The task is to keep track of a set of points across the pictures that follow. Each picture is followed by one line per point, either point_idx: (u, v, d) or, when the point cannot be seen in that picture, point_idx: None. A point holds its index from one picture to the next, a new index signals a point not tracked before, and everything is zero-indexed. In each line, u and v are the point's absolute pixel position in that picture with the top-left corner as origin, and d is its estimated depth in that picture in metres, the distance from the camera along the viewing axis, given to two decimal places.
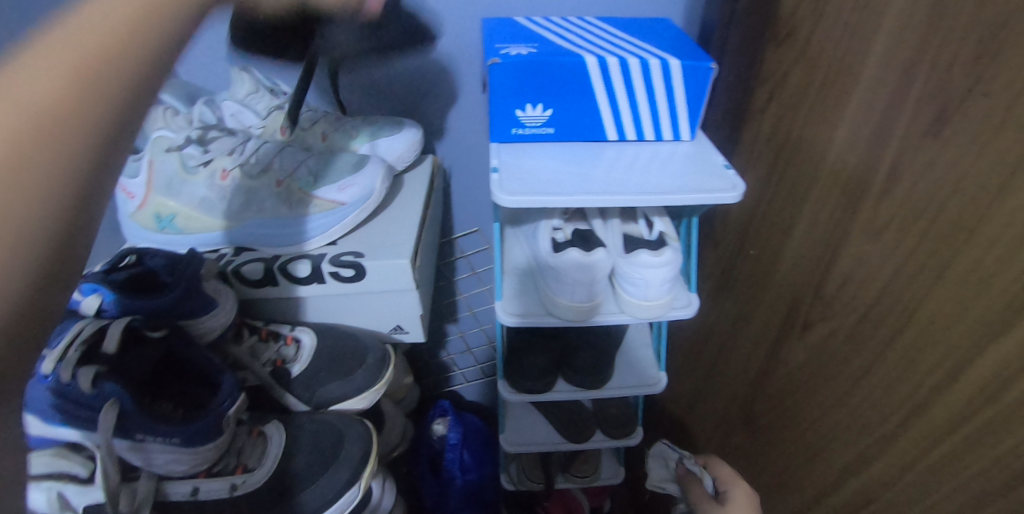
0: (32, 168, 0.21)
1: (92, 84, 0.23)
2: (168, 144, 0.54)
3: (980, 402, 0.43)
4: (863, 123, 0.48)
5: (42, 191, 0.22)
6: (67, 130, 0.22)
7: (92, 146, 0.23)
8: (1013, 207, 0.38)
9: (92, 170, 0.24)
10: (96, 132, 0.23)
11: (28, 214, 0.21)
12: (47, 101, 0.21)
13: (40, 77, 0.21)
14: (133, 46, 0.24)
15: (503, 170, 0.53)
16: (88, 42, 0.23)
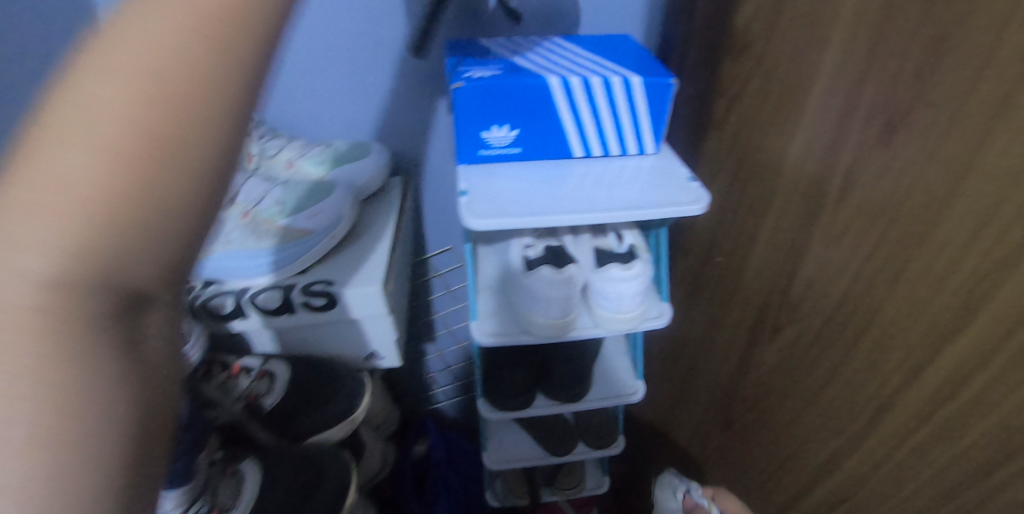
0: (139, 197, 0.19)
1: (188, 79, 0.20)
2: None
3: (942, 399, 0.44)
4: (817, 132, 0.50)
5: (150, 218, 0.20)
6: (180, 149, 0.20)
7: (202, 161, 0.21)
8: (962, 211, 0.40)
9: (205, 191, 0.21)
10: (210, 146, 0.21)
11: (131, 243, 0.19)
12: (153, 122, 0.20)
13: (120, 95, 0.20)
14: (235, 49, 0.21)
15: (472, 193, 0.53)
16: (173, 33, 0.20)
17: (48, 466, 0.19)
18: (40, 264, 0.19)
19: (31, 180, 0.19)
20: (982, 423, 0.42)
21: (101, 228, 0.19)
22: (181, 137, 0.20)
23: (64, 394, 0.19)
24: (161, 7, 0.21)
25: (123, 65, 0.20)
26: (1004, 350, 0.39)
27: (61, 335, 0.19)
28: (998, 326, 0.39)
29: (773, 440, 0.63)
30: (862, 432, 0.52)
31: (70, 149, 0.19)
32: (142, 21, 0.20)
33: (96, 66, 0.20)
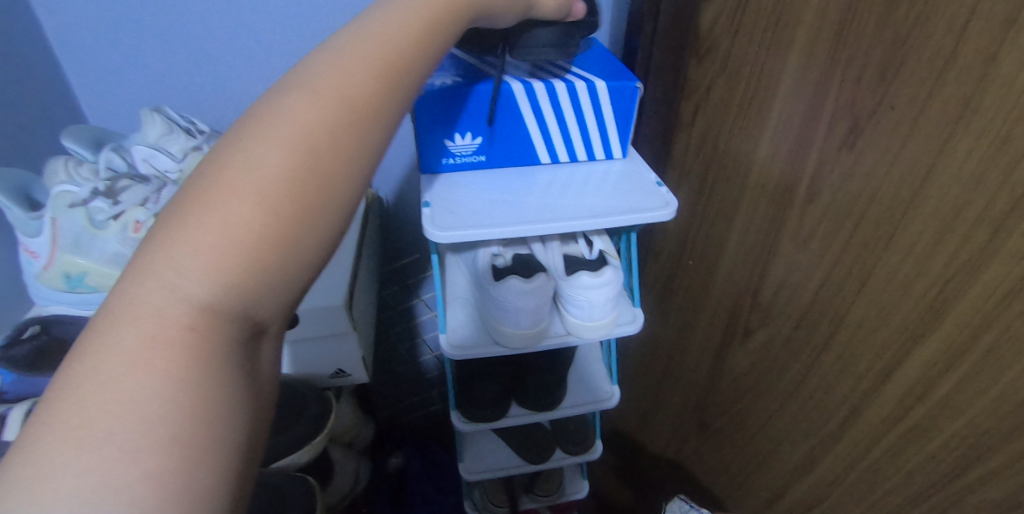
0: (278, 254, 0.23)
1: (332, 150, 0.25)
2: (71, 199, 0.51)
3: (910, 403, 0.44)
4: (784, 135, 0.49)
5: (284, 272, 0.24)
6: (312, 213, 0.25)
7: (329, 225, 0.25)
8: (926, 215, 0.40)
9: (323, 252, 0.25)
10: (336, 214, 0.25)
11: (265, 293, 0.23)
12: (298, 189, 0.24)
13: (276, 166, 0.24)
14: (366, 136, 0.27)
15: (434, 204, 0.51)
16: (323, 111, 0.25)
17: (173, 460, 0.19)
18: (199, 288, 0.22)
19: (204, 220, 0.22)
20: (951, 425, 0.42)
21: (249, 262, 0.23)
22: (322, 194, 0.25)
23: (195, 400, 0.21)
24: (313, 100, 0.26)
25: (284, 133, 0.25)
26: (971, 352, 0.39)
27: (205, 353, 0.21)
28: (964, 329, 0.39)
29: (749, 442, 0.63)
30: (833, 435, 0.52)
31: (238, 197, 0.23)
32: (297, 108, 0.25)
33: (261, 132, 0.25)
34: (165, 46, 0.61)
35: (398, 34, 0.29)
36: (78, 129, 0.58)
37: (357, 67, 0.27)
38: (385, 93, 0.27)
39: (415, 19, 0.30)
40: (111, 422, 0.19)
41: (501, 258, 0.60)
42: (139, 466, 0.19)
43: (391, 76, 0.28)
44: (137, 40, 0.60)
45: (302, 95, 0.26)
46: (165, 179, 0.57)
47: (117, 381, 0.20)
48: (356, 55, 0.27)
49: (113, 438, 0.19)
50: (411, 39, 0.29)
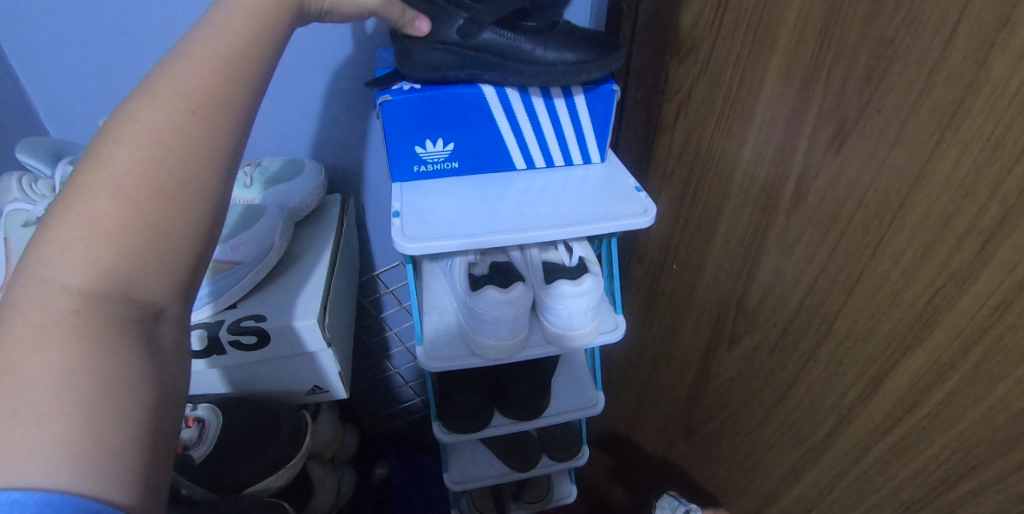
0: (141, 235, 0.25)
1: (180, 141, 0.28)
2: (26, 218, 0.50)
3: (900, 414, 0.43)
4: (767, 139, 0.48)
5: (156, 253, 0.26)
6: (173, 194, 0.27)
7: (191, 205, 0.27)
8: (914, 222, 0.38)
9: (194, 233, 0.27)
10: (197, 194, 0.28)
11: (143, 274, 0.25)
12: (151, 176, 0.26)
13: (127, 160, 0.26)
14: (211, 125, 0.29)
15: (405, 214, 0.49)
16: (164, 107, 0.28)
17: (81, 422, 0.21)
18: (73, 282, 0.23)
19: (61, 221, 0.24)
20: (942, 437, 0.40)
21: (120, 250, 0.24)
22: (181, 180, 0.27)
23: (95, 373, 0.22)
24: (156, 101, 0.28)
25: (132, 133, 0.27)
26: (961, 364, 0.38)
27: (87, 331, 0.23)
28: (954, 339, 0.38)
29: (735, 449, 0.62)
30: (820, 446, 0.50)
31: (97, 194, 0.25)
32: (141, 109, 0.28)
33: (112, 136, 0.27)
34: (126, 52, 0.59)
35: (226, 37, 0.32)
36: (35, 141, 0.55)
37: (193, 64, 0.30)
38: (225, 86, 0.30)
39: (243, 18, 0.33)
40: (18, 395, 0.20)
41: (479, 266, 0.58)
42: (46, 432, 0.20)
43: (226, 70, 0.31)
44: (96, 46, 0.58)
45: (140, 99, 0.28)
46: None
47: (9, 365, 0.21)
48: (191, 55, 0.30)
49: (23, 405, 0.20)
50: (244, 32, 0.32)
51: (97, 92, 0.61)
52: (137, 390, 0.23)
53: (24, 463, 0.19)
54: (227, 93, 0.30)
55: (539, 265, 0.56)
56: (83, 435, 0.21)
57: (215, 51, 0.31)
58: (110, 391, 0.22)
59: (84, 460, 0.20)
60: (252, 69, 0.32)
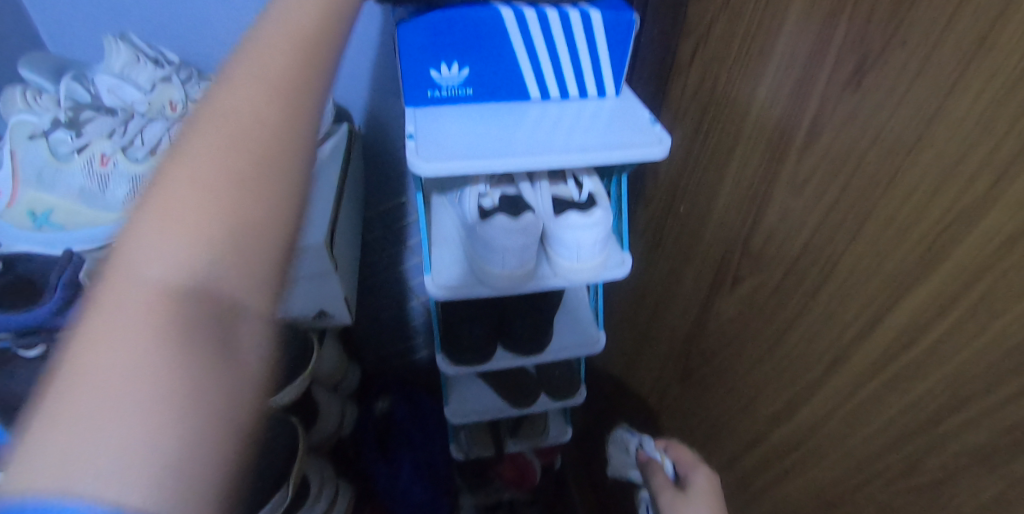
0: (216, 224, 0.24)
1: (262, 122, 0.27)
2: (31, 130, 0.49)
3: (898, 348, 0.43)
4: (785, 78, 0.47)
5: (236, 241, 0.24)
6: (251, 183, 0.25)
7: (270, 193, 0.26)
8: (931, 157, 0.38)
9: (276, 218, 0.25)
10: (275, 179, 0.26)
11: (224, 261, 0.24)
12: (229, 164, 0.25)
13: (204, 149, 0.25)
14: (296, 101, 0.28)
15: (419, 137, 0.49)
16: (244, 88, 0.27)
17: (158, 423, 0.19)
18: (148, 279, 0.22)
19: (139, 221, 0.23)
20: (937, 372, 0.41)
21: (197, 239, 0.23)
22: (256, 163, 0.26)
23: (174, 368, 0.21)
24: (239, 83, 0.28)
25: (210, 122, 0.26)
26: (964, 299, 0.38)
27: (165, 330, 0.21)
28: (960, 275, 0.38)
29: (730, 390, 0.63)
30: (814, 384, 0.52)
31: (172, 186, 0.24)
32: (225, 91, 0.27)
33: (188, 131, 0.26)
34: None
35: (301, 16, 0.31)
36: (37, 56, 0.54)
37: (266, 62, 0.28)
38: (306, 59, 0.30)
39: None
40: (93, 402, 0.19)
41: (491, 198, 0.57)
42: (119, 437, 0.18)
43: (308, 46, 0.30)
44: None
45: (223, 83, 0.28)
46: (132, 111, 0.54)
47: (79, 369, 0.19)
48: (270, 36, 0.30)
49: (92, 411, 0.19)
50: (317, 13, 0.32)
51: (98, 10, 0.59)
52: (216, 379, 0.21)
53: (101, 454, 0.18)
54: (311, 71, 0.29)
55: (549, 197, 0.56)
56: (164, 437, 0.19)
57: (292, 39, 0.30)
58: (177, 390, 0.20)
59: (158, 463, 0.19)
60: (330, 48, 0.31)
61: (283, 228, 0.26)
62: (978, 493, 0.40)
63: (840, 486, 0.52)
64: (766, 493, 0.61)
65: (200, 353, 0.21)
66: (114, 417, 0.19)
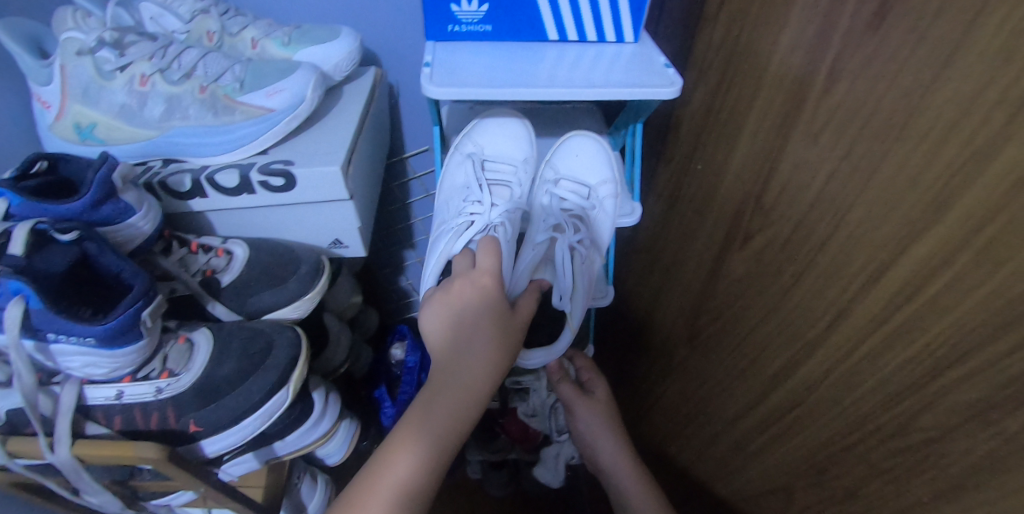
0: (434, 442, 0.43)
1: (467, 336, 0.44)
2: (79, 47, 0.51)
3: (899, 302, 0.42)
4: (806, 24, 0.46)
5: (442, 433, 0.43)
6: (445, 425, 0.43)
7: (450, 438, 0.43)
8: (945, 98, 0.36)
9: (450, 444, 0.43)
10: (456, 426, 0.43)
11: (432, 445, 0.43)
12: (462, 375, 0.44)
13: (484, 355, 0.44)
14: (486, 325, 0.44)
15: (434, 65, 0.51)
16: (493, 307, 0.45)
17: (402, 490, 0.41)
18: (429, 445, 0.43)
19: (422, 407, 0.44)
20: (936, 325, 0.39)
21: (430, 440, 0.43)
22: (459, 387, 0.43)
23: (419, 474, 0.42)
24: (491, 302, 0.45)
25: (458, 325, 0.45)
26: (968, 248, 0.36)
27: (422, 466, 0.42)
28: (966, 223, 0.36)
29: (734, 351, 0.63)
30: (814, 343, 0.51)
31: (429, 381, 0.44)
32: (485, 314, 0.45)
33: (451, 330, 0.45)
34: None
35: (502, 308, 0.45)
36: None
37: (492, 248, 0.48)
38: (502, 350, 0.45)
39: (504, 308, 0.45)
40: (389, 475, 0.42)
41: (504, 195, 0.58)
42: (392, 483, 0.41)
43: (496, 341, 0.44)
44: None
45: (464, 299, 0.45)
46: (170, 36, 0.56)
47: (404, 446, 0.42)
48: (495, 293, 0.46)
49: (392, 472, 0.42)
50: (500, 323, 0.45)
51: None
52: (420, 486, 0.42)
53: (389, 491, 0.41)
54: (494, 367, 0.44)
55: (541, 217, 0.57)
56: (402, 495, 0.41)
57: (490, 340, 0.44)
58: (412, 485, 0.42)
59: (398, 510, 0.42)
60: (510, 323, 0.46)
61: (446, 450, 0.43)
62: (971, 451, 0.39)
63: (834, 446, 0.51)
64: (765, 453, 0.62)
65: (438, 465, 0.43)
66: (446, 443, 0.43)
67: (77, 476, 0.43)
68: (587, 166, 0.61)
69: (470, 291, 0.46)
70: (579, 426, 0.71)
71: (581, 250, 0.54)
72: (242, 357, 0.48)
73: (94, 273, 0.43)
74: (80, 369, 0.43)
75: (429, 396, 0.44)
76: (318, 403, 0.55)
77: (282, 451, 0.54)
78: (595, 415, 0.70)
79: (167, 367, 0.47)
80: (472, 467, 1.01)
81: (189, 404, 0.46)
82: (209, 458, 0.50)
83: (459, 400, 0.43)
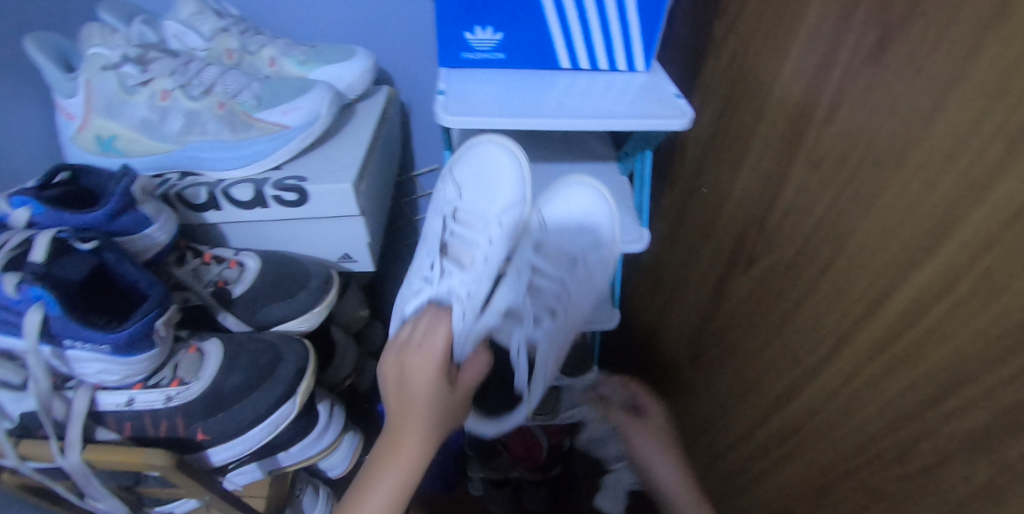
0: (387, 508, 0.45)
1: (414, 410, 0.45)
2: (104, 63, 0.53)
3: (898, 329, 0.42)
4: (809, 54, 0.48)
5: (394, 500, 0.45)
6: (396, 493, 0.45)
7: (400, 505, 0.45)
8: (943, 129, 0.37)
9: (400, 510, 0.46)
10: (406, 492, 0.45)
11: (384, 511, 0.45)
12: (409, 445, 0.45)
13: (431, 426, 0.46)
14: (429, 398, 0.46)
15: (449, 93, 0.52)
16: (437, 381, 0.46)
17: None
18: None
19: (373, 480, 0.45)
20: (935, 352, 0.39)
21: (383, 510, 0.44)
22: (410, 458, 0.45)
23: None
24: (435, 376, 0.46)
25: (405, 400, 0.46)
26: (966, 277, 0.36)
27: None
28: (965, 252, 0.36)
29: (737, 373, 0.64)
30: (816, 367, 0.51)
31: (380, 451, 0.46)
32: (429, 389, 0.46)
33: (399, 404, 0.46)
34: None
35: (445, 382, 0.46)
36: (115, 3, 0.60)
37: (443, 332, 0.48)
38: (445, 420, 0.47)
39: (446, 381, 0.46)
40: None
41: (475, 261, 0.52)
42: None
43: (438, 413, 0.46)
44: None
45: (409, 375, 0.46)
46: (192, 53, 0.58)
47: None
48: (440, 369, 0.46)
49: None
50: (443, 394, 0.46)
51: None
52: None
53: None
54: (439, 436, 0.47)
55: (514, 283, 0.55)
56: None
57: (433, 412, 0.46)
58: None
59: None
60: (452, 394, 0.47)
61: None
62: (968, 481, 0.38)
63: (833, 471, 0.51)
64: (766, 478, 0.61)
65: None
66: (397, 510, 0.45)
67: (85, 479, 0.44)
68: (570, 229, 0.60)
69: (417, 370, 0.46)
70: (637, 450, 0.72)
71: (547, 340, 0.59)
72: (250, 368, 0.49)
73: (111, 283, 0.44)
74: (94, 375, 0.44)
75: (381, 469, 0.45)
76: (322, 415, 0.56)
77: (286, 462, 0.55)
78: (651, 441, 0.71)
79: (176, 376, 0.48)
80: (473, 485, 1.00)
81: (197, 413, 0.47)
82: (214, 467, 0.50)
83: (410, 470, 0.45)
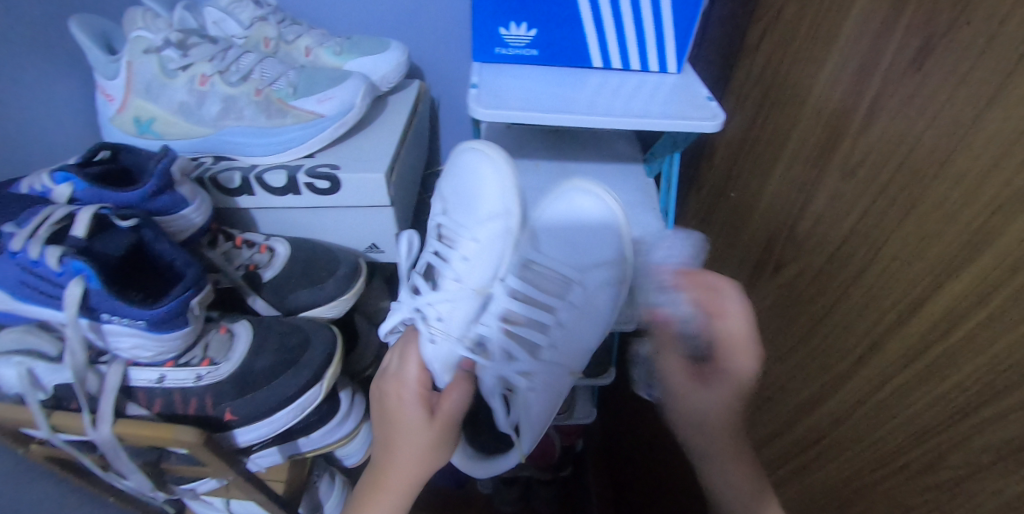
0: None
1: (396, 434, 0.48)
2: (146, 45, 0.53)
3: (930, 339, 0.42)
4: (848, 61, 0.48)
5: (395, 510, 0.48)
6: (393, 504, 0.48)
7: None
8: (983, 139, 0.37)
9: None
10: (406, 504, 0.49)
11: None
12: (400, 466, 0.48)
13: (416, 447, 0.48)
14: (410, 421, 0.48)
15: (481, 87, 0.52)
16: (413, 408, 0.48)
17: None
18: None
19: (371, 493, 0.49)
20: (969, 364, 0.38)
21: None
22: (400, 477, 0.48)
23: None
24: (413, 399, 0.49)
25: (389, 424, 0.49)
26: (1003, 288, 0.35)
27: None
28: (1002, 263, 0.35)
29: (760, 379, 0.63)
30: (844, 375, 0.51)
31: (378, 468, 0.50)
32: (407, 413, 0.48)
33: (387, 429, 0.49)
34: None
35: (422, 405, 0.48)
36: None
37: (414, 360, 0.52)
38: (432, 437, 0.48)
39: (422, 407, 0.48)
40: None
41: (449, 281, 0.54)
42: None
43: (420, 433, 0.48)
44: None
45: (392, 400, 0.50)
46: (230, 40, 0.59)
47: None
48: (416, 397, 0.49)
49: None
50: (422, 415, 0.48)
51: None
52: None
53: None
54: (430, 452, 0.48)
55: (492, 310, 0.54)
56: None
57: (414, 434, 0.48)
58: None
59: None
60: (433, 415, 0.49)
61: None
62: (999, 492, 0.37)
63: (857, 481, 0.50)
64: (786, 486, 0.60)
65: None
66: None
67: (114, 453, 0.45)
68: (567, 245, 0.56)
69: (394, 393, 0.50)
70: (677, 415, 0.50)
71: (526, 381, 0.56)
72: (279, 352, 0.50)
73: (148, 260, 0.45)
74: (128, 350, 0.44)
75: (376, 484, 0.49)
76: (345, 402, 0.57)
77: (306, 447, 0.55)
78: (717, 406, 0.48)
79: (207, 356, 0.48)
80: (484, 481, 1.00)
81: (226, 394, 0.48)
82: (240, 448, 0.51)
83: (401, 484, 0.48)
